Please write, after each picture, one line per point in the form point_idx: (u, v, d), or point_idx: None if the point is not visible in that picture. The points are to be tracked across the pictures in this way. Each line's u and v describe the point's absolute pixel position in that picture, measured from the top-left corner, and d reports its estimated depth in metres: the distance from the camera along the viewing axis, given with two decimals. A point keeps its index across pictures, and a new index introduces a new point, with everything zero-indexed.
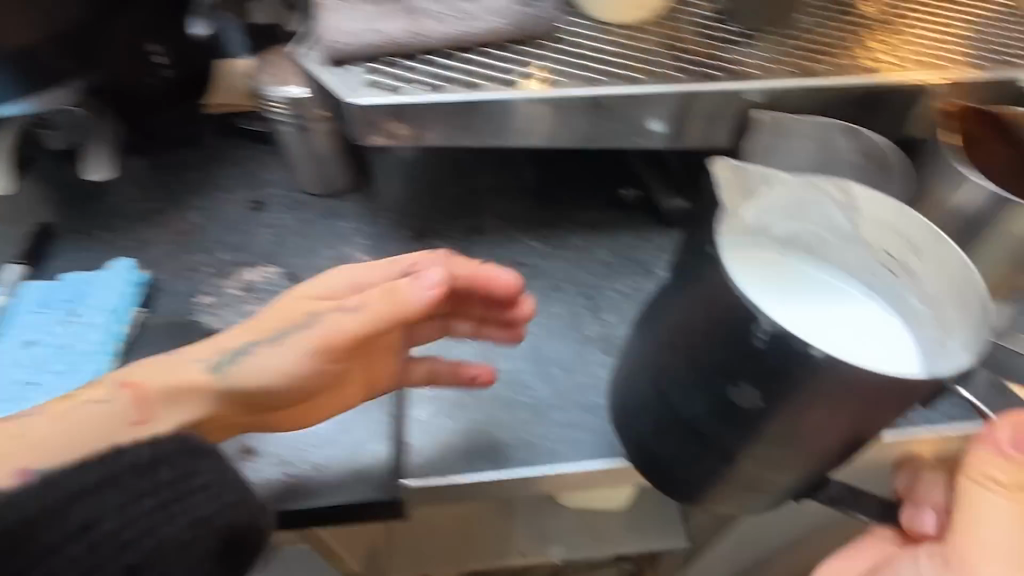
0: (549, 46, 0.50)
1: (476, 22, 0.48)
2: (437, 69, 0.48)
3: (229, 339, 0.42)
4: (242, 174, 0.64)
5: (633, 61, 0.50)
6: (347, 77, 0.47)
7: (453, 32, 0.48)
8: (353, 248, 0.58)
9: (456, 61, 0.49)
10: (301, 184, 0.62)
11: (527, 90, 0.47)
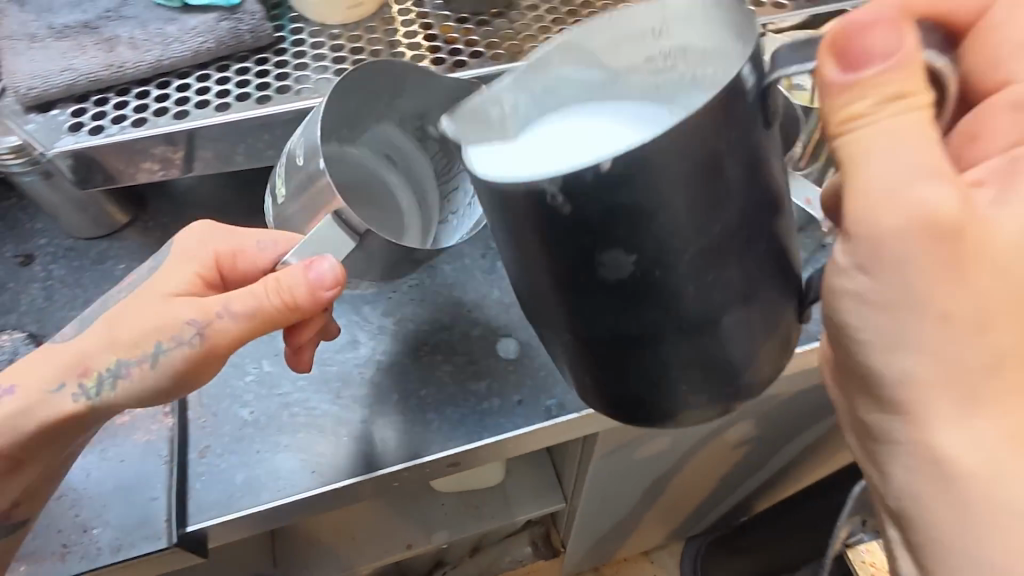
0: (270, 57, 0.48)
1: (180, 45, 0.46)
2: (149, 101, 0.46)
3: (63, 350, 0.40)
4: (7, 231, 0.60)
5: (351, 63, 0.48)
6: (48, 125, 0.45)
7: (157, 59, 0.46)
8: None
9: (170, 90, 0.47)
10: (69, 232, 0.59)
11: (250, 109, 0.45)
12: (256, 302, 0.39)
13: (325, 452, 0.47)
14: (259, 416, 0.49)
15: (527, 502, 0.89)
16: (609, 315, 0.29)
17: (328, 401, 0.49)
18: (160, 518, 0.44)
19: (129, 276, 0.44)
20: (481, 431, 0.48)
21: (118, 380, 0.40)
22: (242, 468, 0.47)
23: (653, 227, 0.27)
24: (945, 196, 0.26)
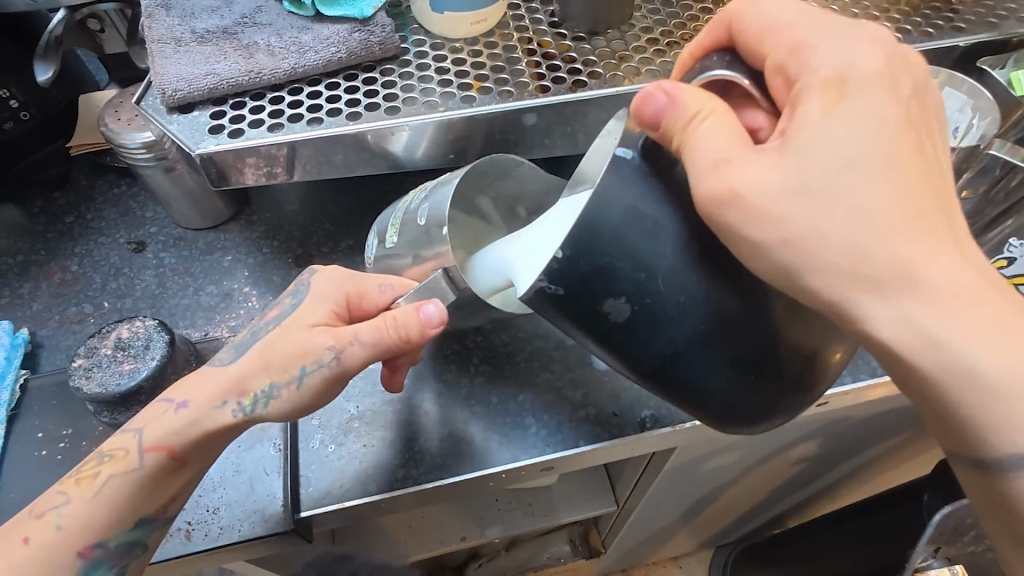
0: (394, 70, 0.51)
1: (315, 54, 0.49)
2: (282, 107, 0.48)
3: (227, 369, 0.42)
4: (120, 217, 0.63)
5: (472, 79, 0.50)
6: (190, 125, 0.47)
7: (293, 67, 0.48)
8: (238, 281, 0.59)
9: (301, 97, 0.49)
10: (180, 222, 0.62)
11: (377, 119, 0.47)
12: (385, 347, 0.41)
13: (424, 451, 0.49)
14: (367, 411, 0.51)
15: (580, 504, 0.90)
16: (637, 341, 0.31)
17: (428, 402, 0.51)
18: (278, 503, 0.46)
19: (272, 312, 0.44)
20: (581, 438, 0.49)
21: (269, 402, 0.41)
22: (345, 462, 0.48)
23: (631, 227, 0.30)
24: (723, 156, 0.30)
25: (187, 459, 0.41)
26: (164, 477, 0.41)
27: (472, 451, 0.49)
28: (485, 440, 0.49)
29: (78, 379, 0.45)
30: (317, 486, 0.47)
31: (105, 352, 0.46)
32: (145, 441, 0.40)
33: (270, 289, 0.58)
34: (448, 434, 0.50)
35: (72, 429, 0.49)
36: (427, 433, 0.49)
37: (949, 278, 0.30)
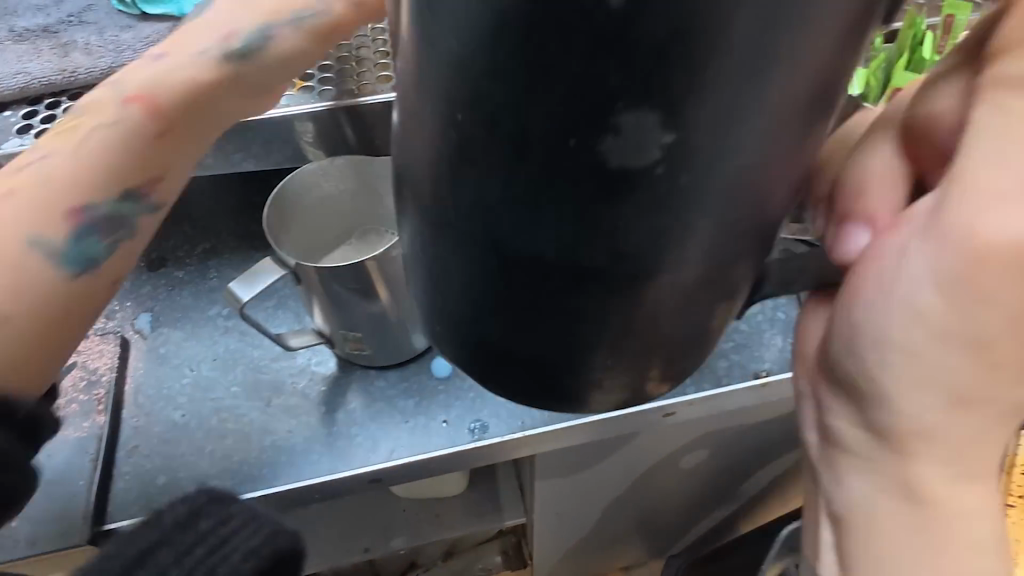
0: None
1: (133, 54, 0.47)
2: None
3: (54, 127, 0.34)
4: None
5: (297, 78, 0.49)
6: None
7: (109, 67, 0.47)
8: None
9: None
10: None
11: None
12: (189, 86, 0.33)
13: (238, 462, 0.47)
14: (190, 419, 0.49)
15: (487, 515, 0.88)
16: (597, 234, 0.21)
17: (250, 412, 0.50)
18: (77, 513, 0.45)
19: None
20: (403, 450, 0.47)
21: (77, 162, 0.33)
22: (154, 476, 0.47)
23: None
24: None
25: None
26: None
27: (285, 464, 0.47)
28: (302, 452, 0.47)
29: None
30: (125, 497, 0.46)
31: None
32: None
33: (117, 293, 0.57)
34: (265, 445, 0.48)
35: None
36: (245, 444, 0.48)
37: (965, 530, 0.28)
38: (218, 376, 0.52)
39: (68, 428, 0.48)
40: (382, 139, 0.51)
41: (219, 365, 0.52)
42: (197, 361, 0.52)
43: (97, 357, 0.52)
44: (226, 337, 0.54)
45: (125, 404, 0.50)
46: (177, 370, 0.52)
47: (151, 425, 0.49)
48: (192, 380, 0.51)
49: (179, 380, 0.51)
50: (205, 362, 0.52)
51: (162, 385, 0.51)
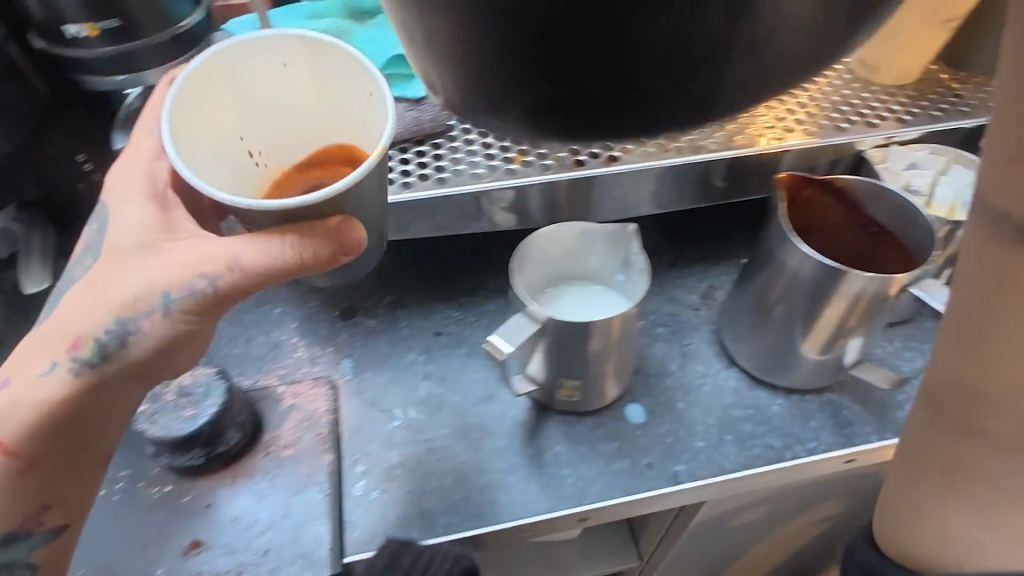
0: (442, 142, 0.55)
1: None
2: None
3: (44, 333, 0.42)
4: None
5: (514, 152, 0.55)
6: None
7: None
8: (286, 333, 0.63)
9: None
10: None
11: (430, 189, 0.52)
12: (265, 252, 0.36)
13: (462, 501, 0.51)
14: (409, 459, 0.54)
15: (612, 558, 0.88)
16: None
17: (464, 453, 0.54)
18: (324, 550, 0.49)
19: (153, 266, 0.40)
20: (615, 489, 0.51)
21: (128, 341, 0.40)
22: (387, 513, 0.51)
23: (510, 116, 0.22)
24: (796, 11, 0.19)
25: (38, 457, 0.42)
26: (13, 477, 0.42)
27: (505, 502, 0.51)
28: (519, 492, 0.51)
29: (145, 424, 0.49)
30: (362, 534, 0.50)
31: (167, 396, 0.51)
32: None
33: (317, 340, 0.62)
34: (484, 484, 0.52)
35: (126, 470, 0.52)
36: (465, 483, 0.52)
37: None
38: (427, 420, 0.56)
39: (305, 468, 0.52)
40: (582, 206, 0.56)
41: (426, 409, 0.57)
42: (406, 406, 0.57)
43: (313, 401, 0.56)
44: (428, 384, 0.58)
45: (346, 443, 0.55)
46: (388, 414, 0.56)
47: (372, 463, 0.53)
48: (403, 423, 0.56)
49: (391, 423, 0.56)
50: (412, 407, 0.57)
51: (377, 427, 0.56)
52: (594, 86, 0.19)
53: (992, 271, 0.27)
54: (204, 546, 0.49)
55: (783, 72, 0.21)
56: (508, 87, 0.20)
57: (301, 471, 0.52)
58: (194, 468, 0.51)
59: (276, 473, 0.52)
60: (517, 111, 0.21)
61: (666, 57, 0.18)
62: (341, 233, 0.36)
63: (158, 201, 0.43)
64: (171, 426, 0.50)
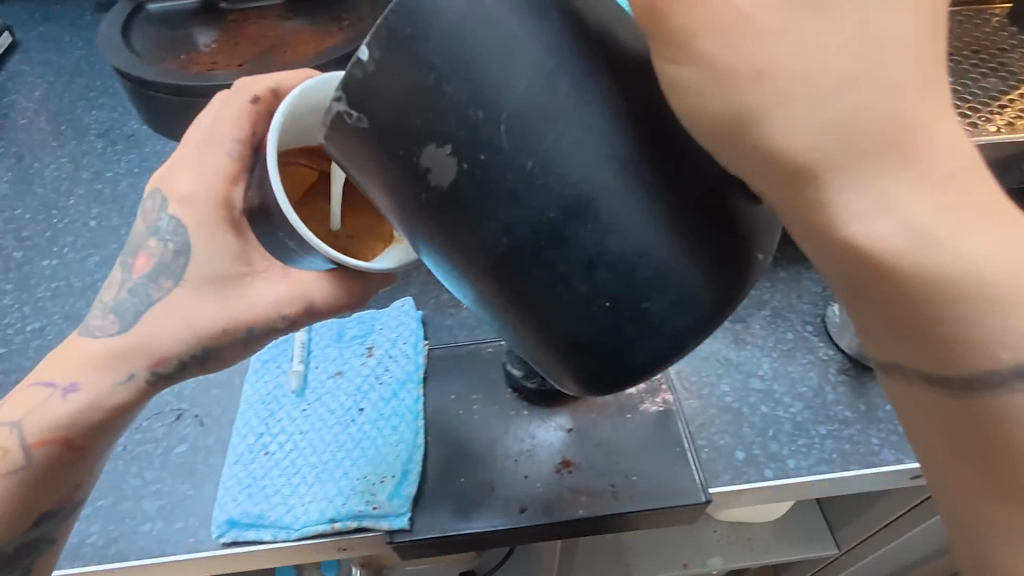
0: None
1: None
2: None
3: (115, 342, 0.39)
4: None
5: None
6: None
7: None
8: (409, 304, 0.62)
9: None
10: None
11: None
12: (337, 300, 0.40)
13: (600, 471, 0.49)
14: (740, 404, 0.54)
15: (778, 548, 0.89)
16: None
17: (597, 426, 0.52)
18: (458, 514, 0.47)
19: (140, 263, 0.39)
20: (829, 458, 0.51)
21: (208, 360, 0.40)
22: (516, 483, 0.49)
23: (635, 362, 0.30)
24: (902, 242, 0.26)
25: (84, 450, 0.40)
26: (58, 468, 0.40)
27: (646, 474, 0.49)
28: (663, 465, 0.49)
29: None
30: (493, 501, 0.48)
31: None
32: (34, 437, 0.39)
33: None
34: (625, 458, 0.50)
35: (481, 395, 0.54)
36: (600, 455, 0.50)
37: None
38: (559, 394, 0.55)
39: (429, 438, 0.51)
40: None
41: None
42: None
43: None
44: None
45: (677, 388, 0.55)
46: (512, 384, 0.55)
47: (706, 406, 0.54)
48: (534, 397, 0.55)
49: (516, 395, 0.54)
50: None
51: (500, 398, 0.54)
52: (660, 307, 0.29)
53: (948, 413, 0.30)
54: (574, 466, 0.50)
55: (926, 327, 0.28)
56: (609, 357, 0.30)
57: (427, 441, 0.51)
58: (548, 397, 0.53)
59: (621, 411, 0.53)
60: (641, 365, 0.30)
61: (816, 247, 0.28)
62: (386, 280, 0.43)
63: (235, 225, 0.39)
64: (318, 388, 0.54)
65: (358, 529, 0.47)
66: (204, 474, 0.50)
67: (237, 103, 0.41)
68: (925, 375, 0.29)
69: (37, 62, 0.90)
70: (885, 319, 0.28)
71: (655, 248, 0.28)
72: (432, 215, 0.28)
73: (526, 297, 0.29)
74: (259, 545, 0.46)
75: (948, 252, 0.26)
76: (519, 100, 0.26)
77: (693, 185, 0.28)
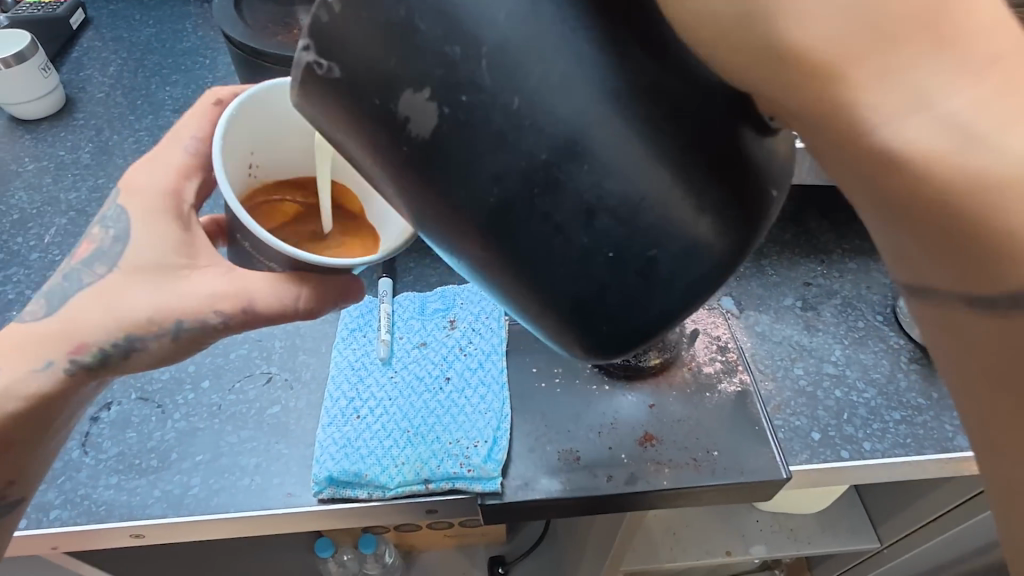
0: None
1: None
2: None
3: (39, 327, 0.40)
4: None
5: None
6: None
7: None
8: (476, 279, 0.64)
9: None
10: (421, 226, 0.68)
11: None
12: (277, 302, 0.38)
13: (675, 447, 0.50)
14: (815, 387, 0.54)
15: (822, 538, 0.89)
16: None
17: (670, 404, 0.52)
18: (536, 480, 0.49)
19: (81, 250, 0.41)
20: (905, 442, 0.51)
21: (130, 354, 0.40)
22: (592, 453, 0.50)
23: (640, 319, 0.27)
24: (943, 140, 0.22)
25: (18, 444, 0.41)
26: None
27: (721, 451, 0.50)
28: (737, 444, 0.50)
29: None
30: (571, 470, 0.49)
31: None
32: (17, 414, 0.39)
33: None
34: (700, 436, 0.50)
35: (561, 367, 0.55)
36: (675, 432, 0.51)
37: None
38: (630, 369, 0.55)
39: (505, 407, 0.52)
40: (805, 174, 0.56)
41: None
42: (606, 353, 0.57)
43: (715, 327, 0.58)
44: None
45: (752, 370, 0.55)
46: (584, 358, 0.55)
47: (782, 388, 0.54)
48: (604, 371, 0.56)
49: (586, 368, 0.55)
50: None
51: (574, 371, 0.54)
52: (672, 251, 0.26)
53: (998, 343, 0.26)
54: (657, 441, 0.50)
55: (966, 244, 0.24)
56: (614, 316, 0.27)
57: (503, 410, 0.52)
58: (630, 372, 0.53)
59: (700, 389, 0.53)
60: (645, 326, 0.27)
61: (839, 159, 0.24)
62: (347, 289, 0.40)
63: (181, 218, 0.41)
64: (380, 355, 0.56)
65: (451, 491, 0.49)
66: (297, 436, 0.52)
67: (202, 105, 0.44)
68: (968, 299, 0.25)
69: (110, 39, 0.94)
70: (919, 235, 0.24)
71: (652, 191, 0.25)
72: (413, 165, 0.26)
73: (520, 258, 0.26)
74: (356, 502, 0.48)
75: (993, 149, 0.21)
76: (499, 33, 0.23)
77: (701, 116, 0.25)
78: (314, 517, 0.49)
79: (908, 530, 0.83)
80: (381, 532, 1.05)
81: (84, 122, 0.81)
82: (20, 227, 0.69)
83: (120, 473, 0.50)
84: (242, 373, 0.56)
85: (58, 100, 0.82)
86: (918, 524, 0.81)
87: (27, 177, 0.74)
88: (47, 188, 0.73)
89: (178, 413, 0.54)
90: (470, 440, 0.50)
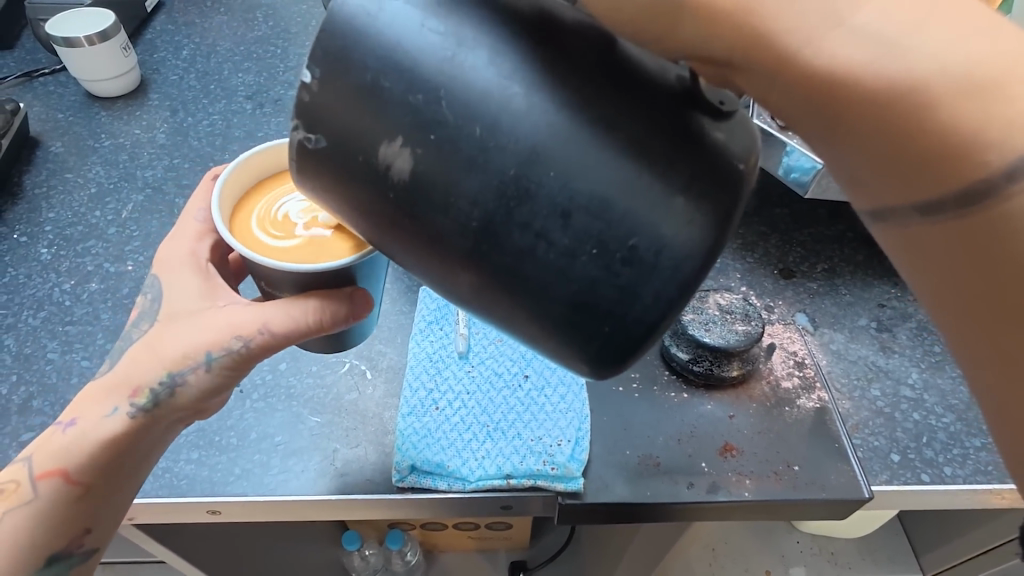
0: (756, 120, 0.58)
1: None
2: None
3: (104, 380, 0.41)
4: None
5: None
6: None
7: None
8: None
9: None
10: None
11: None
12: (291, 319, 0.38)
13: (753, 461, 0.50)
14: (893, 409, 0.54)
15: (862, 566, 0.88)
16: None
17: (744, 419, 0.52)
18: (615, 483, 0.49)
19: (133, 315, 0.42)
20: (987, 469, 0.51)
21: (177, 391, 0.40)
22: (670, 460, 0.50)
23: (632, 283, 0.26)
24: (867, 52, 0.25)
25: (91, 485, 0.39)
26: (67, 504, 0.39)
27: (803, 470, 0.49)
28: (815, 463, 0.50)
29: (698, 329, 0.53)
30: (648, 475, 0.49)
31: (712, 311, 0.54)
32: (95, 451, 0.39)
33: (765, 292, 0.62)
34: (782, 451, 0.50)
35: (638, 374, 0.55)
36: (755, 449, 0.50)
37: None
38: None
39: (584, 411, 0.52)
40: None
41: None
42: None
43: (791, 343, 0.58)
44: None
45: (830, 387, 0.55)
46: (661, 367, 0.55)
47: (859, 407, 0.54)
48: None
49: (659, 377, 0.55)
50: None
51: (651, 378, 0.54)
52: (650, 241, 0.26)
53: (953, 241, 0.27)
54: (738, 452, 0.50)
55: (909, 148, 0.26)
56: (612, 313, 0.27)
57: (583, 411, 0.52)
58: (710, 381, 0.54)
59: (780, 403, 0.53)
60: (646, 317, 0.27)
61: (780, 94, 0.28)
62: (355, 301, 0.38)
63: (203, 271, 0.42)
64: (451, 347, 0.56)
65: (530, 488, 0.49)
66: (374, 423, 0.53)
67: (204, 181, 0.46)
68: (918, 208, 0.27)
69: (181, 23, 0.94)
70: (864, 151, 0.27)
71: (619, 180, 0.25)
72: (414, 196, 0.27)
73: (508, 275, 0.27)
74: (434, 492, 0.49)
75: (906, 50, 0.25)
76: None
77: (664, 116, 0.26)
78: (393, 505, 0.49)
79: (955, 562, 0.81)
80: (406, 531, 1.02)
81: (159, 103, 0.81)
82: (97, 202, 0.70)
83: (201, 449, 0.50)
84: (318, 359, 0.57)
85: (133, 79, 0.83)
86: (965, 556, 0.80)
87: (103, 152, 0.75)
88: (123, 163, 0.74)
89: (256, 393, 0.54)
90: (551, 441, 0.50)
